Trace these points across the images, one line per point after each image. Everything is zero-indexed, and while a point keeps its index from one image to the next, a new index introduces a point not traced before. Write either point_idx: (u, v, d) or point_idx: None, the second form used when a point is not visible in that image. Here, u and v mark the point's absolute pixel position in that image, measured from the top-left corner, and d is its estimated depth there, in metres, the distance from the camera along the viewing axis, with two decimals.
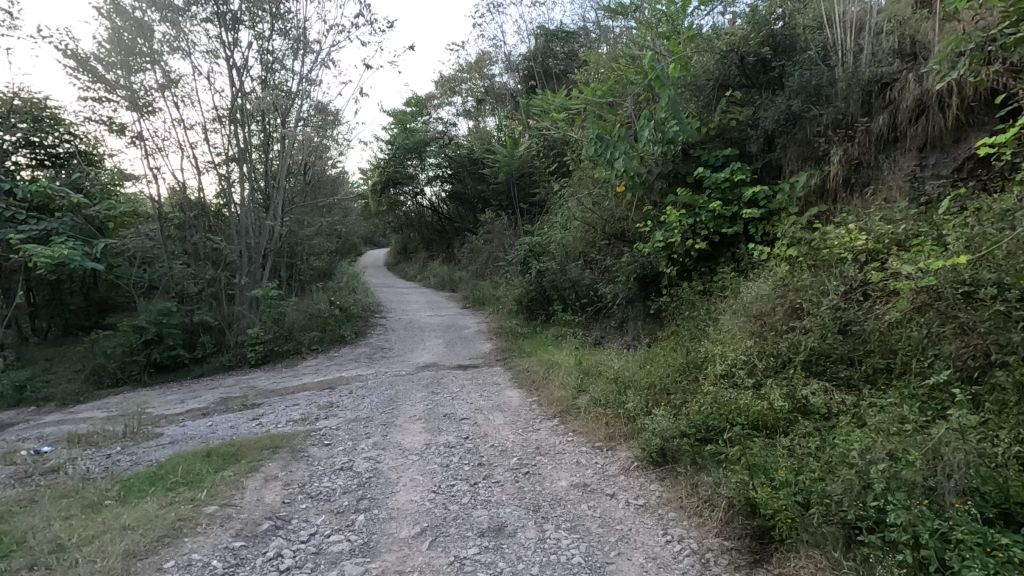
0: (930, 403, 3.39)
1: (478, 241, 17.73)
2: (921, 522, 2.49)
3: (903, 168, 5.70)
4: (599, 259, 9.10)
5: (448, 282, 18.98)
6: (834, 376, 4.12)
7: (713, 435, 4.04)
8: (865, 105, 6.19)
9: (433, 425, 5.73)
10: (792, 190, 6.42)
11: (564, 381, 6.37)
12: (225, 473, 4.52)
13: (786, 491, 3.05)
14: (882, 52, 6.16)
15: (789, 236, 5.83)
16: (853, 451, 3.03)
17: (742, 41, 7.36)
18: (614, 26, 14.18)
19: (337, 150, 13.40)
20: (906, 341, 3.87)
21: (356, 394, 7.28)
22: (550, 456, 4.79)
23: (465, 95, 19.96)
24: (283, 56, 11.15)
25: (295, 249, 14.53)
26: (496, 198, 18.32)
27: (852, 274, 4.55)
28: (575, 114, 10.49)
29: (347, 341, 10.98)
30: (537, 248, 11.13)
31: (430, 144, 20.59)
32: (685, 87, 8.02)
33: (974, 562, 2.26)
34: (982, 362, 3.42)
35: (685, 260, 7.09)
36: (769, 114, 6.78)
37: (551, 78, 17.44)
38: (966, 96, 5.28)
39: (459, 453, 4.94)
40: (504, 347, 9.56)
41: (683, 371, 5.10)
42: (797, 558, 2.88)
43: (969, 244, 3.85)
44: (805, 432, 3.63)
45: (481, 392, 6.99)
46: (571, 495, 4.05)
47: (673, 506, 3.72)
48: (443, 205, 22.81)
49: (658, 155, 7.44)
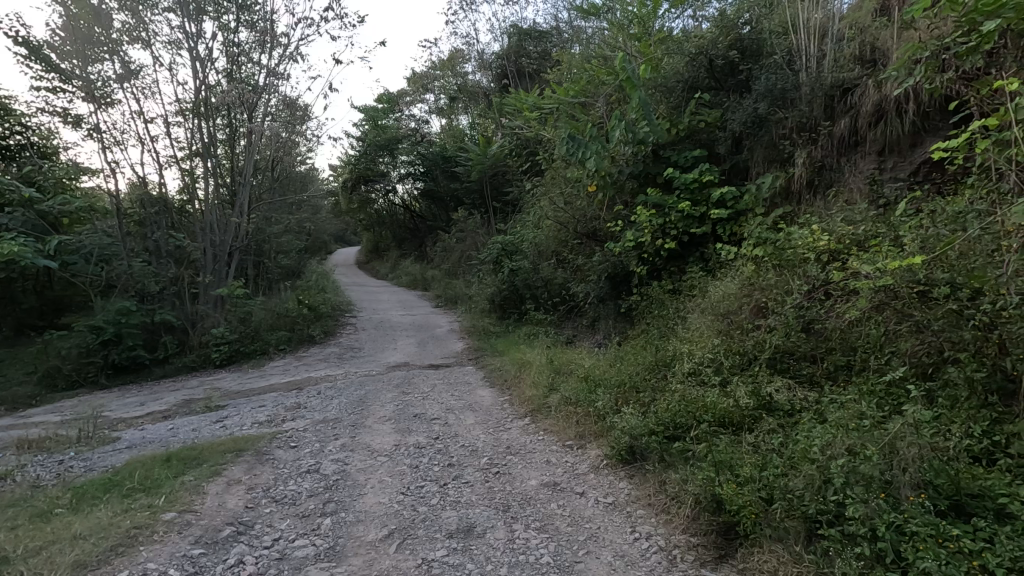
0: (887, 399, 3.49)
1: (450, 240, 17.63)
2: (878, 515, 2.57)
3: (863, 170, 5.88)
4: (571, 259, 9.14)
5: (420, 281, 18.81)
6: (797, 373, 4.23)
7: (680, 432, 4.10)
8: (827, 110, 6.36)
9: (403, 426, 5.66)
10: (758, 191, 6.57)
11: (536, 380, 6.38)
12: (185, 478, 4.37)
13: (751, 488, 3.10)
14: (844, 58, 6.34)
15: (755, 237, 5.95)
16: (814, 447, 3.10)
17: (711, 44, 7.50)
18: (587, 26, 14.27)
19: (306, 146, 13.13)
20: (866, 339, 3.99)
21: (324, 394, 7.15)
22: (520, 456, 4.78)
23: (437, 92, 19.85)
24: (249, 49, 10.86)
25: (262, 246, 14.20)
26: (468, 197, 18.25)
27: (815, 274, 4.65)
28: (547, 114, 10.48)
29: (316, 340, 10.77)
30: (510, 248, 11.11)
31: (402, 141, 20.40)
32: (656, 89, 8.12)
33: (927, 553, 2.33)
34: (936, 359, 3.53)
35: (655, 260, 7.17)
36: (736, 116, 6.92)
37: (523, 76, 17.44)
38: (922, 102, 5.46)
39: (428, 453, 4.89)
40: (476, 346, 9.51)
41: (653, 369, 5.16)
42: (760, 553, 2.93)
43: (924, 245, 3.97)
44: (769, 429, 3.70)
45: (453, 391, 6.94)
46: (541, 494, 4.05)
47: (641, 504, 3.76)
48: (415, 204, 22.59)
49: (629, 154, 7.54)
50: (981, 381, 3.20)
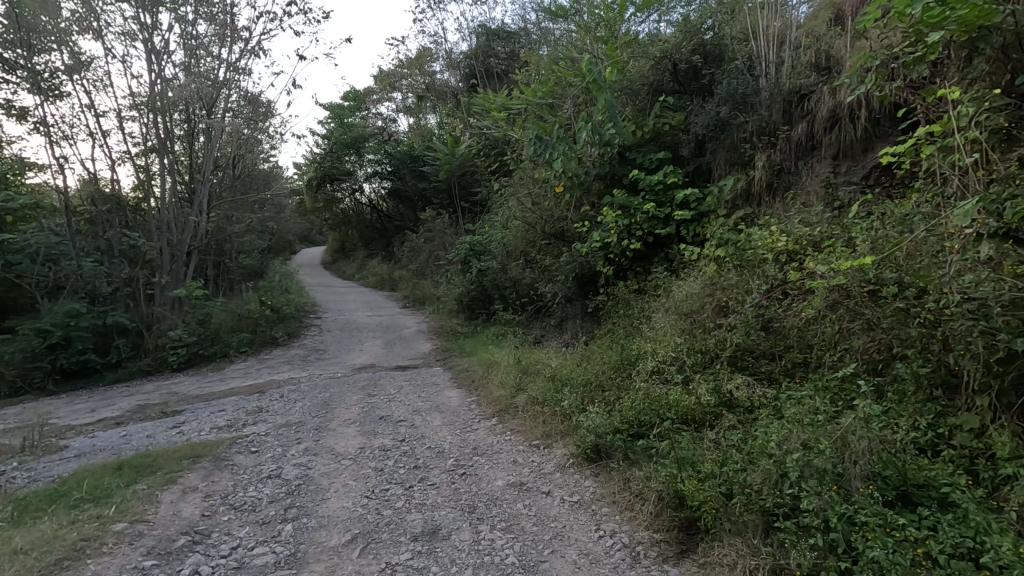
0: (840, 394, 3.61)
1: (418, 240, 17.45)
2: (831, 507, 2.66)
3: (819, 174, 6.07)
4: (539, 259, 9.17)
5: (388, 281, 18.58)
6: (757, 371, 4.35)
7: (644, 430, 4.15)
8: (785, 115, 6.56)
9: (368, 429, 5.57)
10: (720, 193, 6.72)
11: (503, 380, 6.38)
12: (138, 487, 4.20)
13: (711, 483, 3.18)
14: (801, 66, 6.54)
15: (717, 237, 6.08)
16: (771, 442, 3.18)
17: (675, 48, 7.62)
18: (554, 28, 14.33)
19: (269, 143, 12.81)
20: (821, 337, 4.12)
21: (287, 397, 6.98)
22: (487, 456, 4.77)
23: (405, 91, 19.67)
24: (209, 43, 10.53)
25: (223, 246, 13.79)
26: (437, 197, 18.11)
27: (773, 274, 4.79)
28: (516, 114, 10.48)
29: (279, 342, 10.51)
30: (478, 247, 11.07)
31: (369, 139, 20.14)
32: (622, 92, 8.22)
33: (875, 542, 2.43)
34: (886, 355, 3.67)
35: (621, 260, 7.26)
36: (699, 119, 7.07)
37: (492, 76, 17.40)
38: (873, 108, 5.69)
39: (394, 456, 4.82)
40: (444, 347, 9.45)
41: (618, 367, 5.22)
42: (720, 547, 3.00)
43: (875, 246, 4.12)
44: (729, 425, 3.79)
45: (420, 393, 6.87)
46: (507, 494, 4.04)
47: (606, 501, 3.80)
48: (383, 203, 22.30)
49: (595, 156, 7.63)
50: (926, 376, 3.34)
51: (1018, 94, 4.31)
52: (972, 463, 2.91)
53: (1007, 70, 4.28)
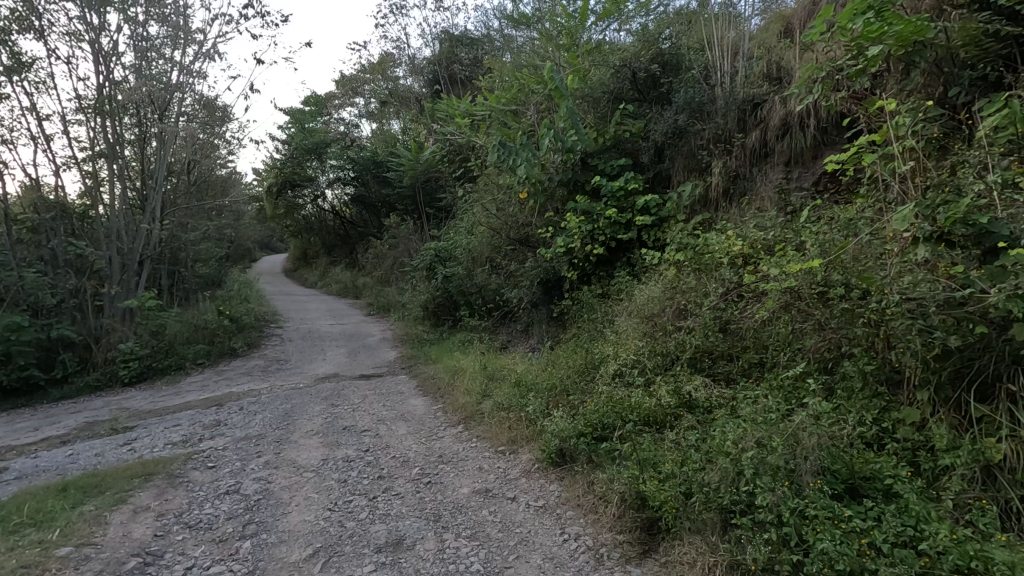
0: (792, 393, 3.74)
1: (383, 247, 17.24)
2: (783, 502, 2.75)
3: (772, 180, 6.29)
4: (504, 264, 9.20)
5: (351, 288, 18.28)
6: (715, 372, 4.48)
7: (607, 432, 4.22)
8: (740, 123, 6.78)
9: (331, 439, 5.47)
10: (679, 199, 6.91)
11: (469, 386, 6.37)
12: (85, 509, 4.02)
13: (671, 483, 3.26)
14: (754, 76, 6.78)
15: (676, 242, 6.23)
16: (728, 441, 3.26)
17: (634, 57, 7.82)
18: (517, 35, 14.42)
19: (226, 148, 12.47)
20: (776, 337, 4.27)
21: (247, 410, 6.78)
22: (452, 464, 4.74)
23: (368, 96, 19.51)
24: (161, 45, 10.19)
25: (178, 254, 13.29)
26: (401, 202, 17.96)
27: (729, 278, 4.94)
28: (479, 120, 10.51)
29: (238, 353, 10.21)
30: (443, 253, 11.01)
31: (331, 144, 19.84)
32: (583, 99, 8.35)
33: (825, 535, 2.53)
34: (835, 354, 3.82)
35: (585, 265, 7.35)
36: (658, 127, 7.26)
37: (455, 82, 17.39)
38: (821, 118, 5.93)
39: (358, 466, 4.75)
40: (410, 355, 9.35)
41: (582, 371, 5.30)
42: (681, 545, 3.08)
43: (823, 249, 4.29)
44: (689, 425, 3.88)
45: (384, 401, 6.77)
46: (472, 502, 4.03)
47: (571, 505, 3.83)
48: (346, 209, 21.95)
49: (558, 162, 7.73)
50: (872, 372, 3.49)
51: (951, 106, 4.56)
52: (914, 455, 3.07)
53: (940, 83, 4.56)
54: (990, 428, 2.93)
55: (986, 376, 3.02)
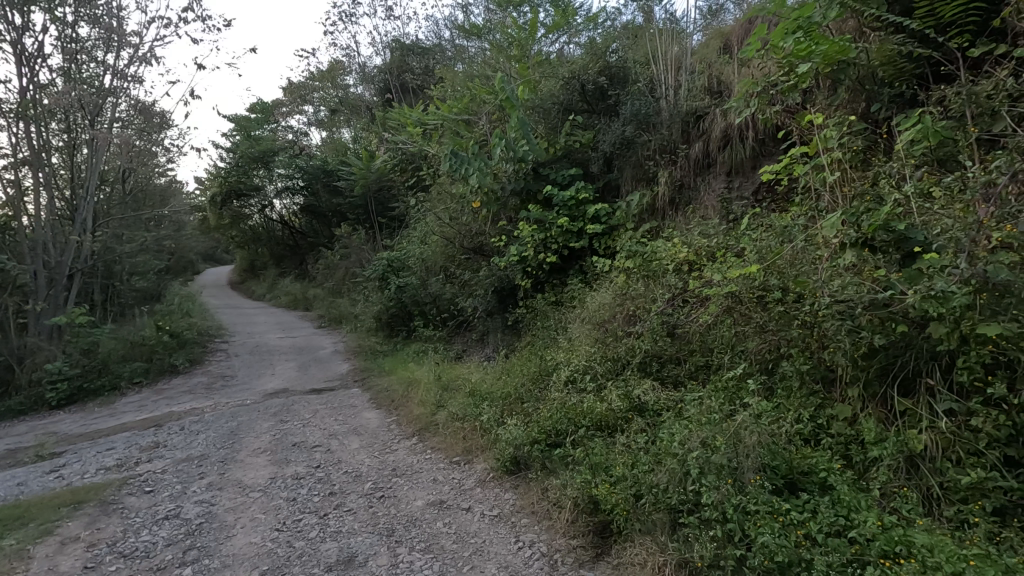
0: (735, 394, 3.90)
1: (334, 257, 16.83)
2: (727, 500, 2.85)
3: (715, 189, 6.55)
4: (459, 274, 9.17)
5: (302, 300, 17.76)
6: (664, 375, 4.61)
7: (561, 438, 4.27)
8: (684, 134, 7.05)
9: (280, 457, 5.29)
10: (628, 208, 7.10)
11: (424, 398, 6.29)
12: (5, 543, 3.78)
13: (622, 486, 3.34)
14: (696, 89, 7.04)
15: (626, 250, 6.39)
16: (675, 442, 3.36)
17: (583, 70, 8.02)
18: (468, 46, 14.50)
19: (165, 156, 11.93)
20: (720, 340, 4.43)
21: (188, 430, 6.46)
22: (406, 477, 4.67)
23: (317, 104, 19.33)
24: (92, 47, 9.69)
25: (112, 267, 12.56)
26: (353, 211, 17.60)
27: (674, 284, 5.12)
28: (432, 129, 10.48)
29: (179, 371, 9.72)
30: (396, 263, 10.83)
31: (279, 153, 19.26)
32: (534, 110, 8.47)
33: (765, 529, 2.64)
34: (775, 355, 3.96)
35: (538, 273, 7.42)
36: (607, 138, 7.45)
37: (407, 91, 17.29)
38: (758, 130, 6.23)
39: (308, 484, 4.61)
40: (362, 367, 9.15)
41: (536, 379, 5.34)
42: (633, 547, 3.14)
43: (761, 255, 4.49)
44: (638, 429, 3.97)
45: (336, 416, 6.60)
46: (427, 514, 3.98)
47: (526, 512, 3.84)
48: (295, 219, 21.34)
49: (510, 172, 7.80)
50: (808, 372, 3.65)
51: (873, 121, 4.89)
52: (847, 449, 3.25)
53: (863, 100, 4.90)
54: (912, 420, 3.13)
55: (908, 372, 3.23)
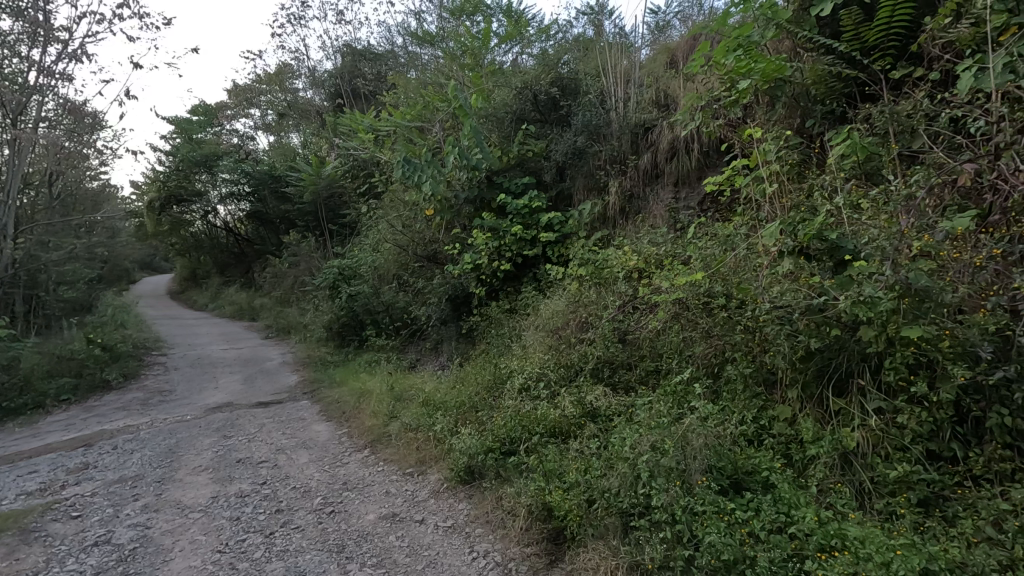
0: (682, 397, 4.01)
1: (282, 265, 16.30)
2: (676, 502, 2.93)
3: (663, 200, 6.75)
4: (412, 282, 9.06)
5: (247, 309, 17.10)
6: (616, 381, 4.70)
7: (514, 446, 4.29)
8: (633, 145, 7.25)
9: (223, 474, 5.05)
10: (580, 216, 7.22)
11: (376, 409, 6.16)
12: None
13: (575, 492, 3.38)
14: (644, 102, 7.25)
15: (579, 258, 6.48)
16: (627, 447, 3.43)
17: (535, 80, 8.18)
18: (421, 53, 14.41)
19: (97, 158, 11.26)
20: (668, 346, 4.55)
21: (121, 449, 6.08)
22: (357, 490, 4.55)
23: (264, 107, 18.92)
24: (15, 42, 9.06)
25: (37, 277, 11.72)
26: (302, 219, 17.11)
27: (625, 291, 5.25)
28: (384, 136, 10.32)
29: (111, 386, 9.14)
30: (347, 271, 10.43)
31: (222, 157, 18.37)
32: (486, 119, 8.45)
33: (712, 528, 2.73)
34: (720, 360, 4.10)
35: (492, 281, 7.43)
36: (560, 147, 7.58)
37: (358, 97, 16.99)
38: (702, 143, 6.46)
39: (253, 501, 4.42)
40: (312, 378, 8.87)
41: (490, 387, 5.33)
42: (586, 552, 3.17)
43: (705, 263, 4.65)
44: (591, 434, 4.02)
45: (284, 429, 6.37)
46: (378, 528, 3.89)
47: (480, 522, 3.81)
48: (240, 225, 20.57)
49: (464, 179, 7.80)
50: (751, 375, 3.79)
51: (808, 135, 5.15)
52: (788, 448, 3.39)
53: (798, 115, 5.16)
54: (846, 419, 3.30)
55: (841, 373, 3.41)
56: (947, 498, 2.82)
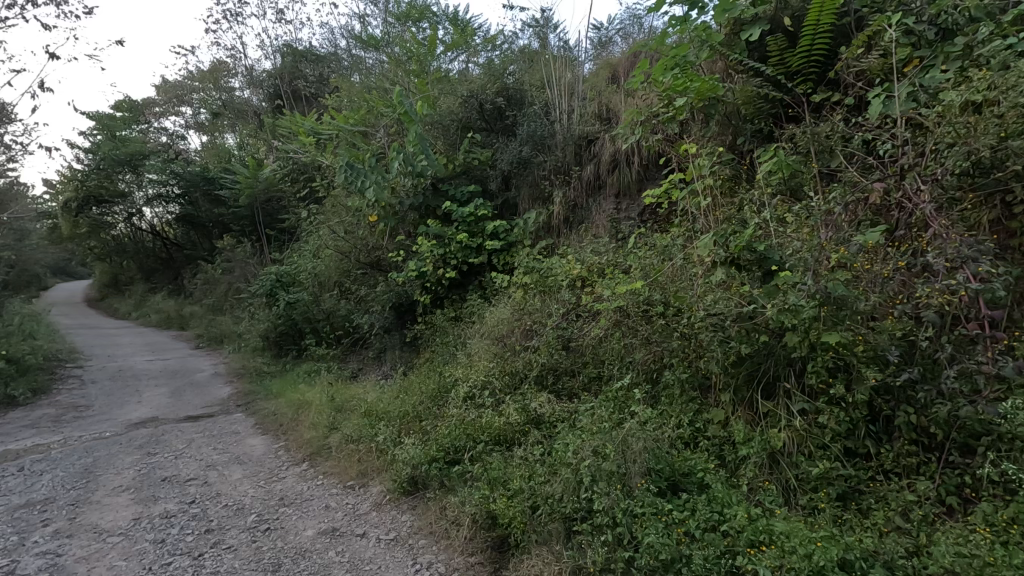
0: (622, 403, 4.12)
1: (215, 271, 15.51)
2: (617, 505, 3.01)
3: (606, 210, 6.93)
4: (355, 289, 8.86)
5: (176, 318, 16.15)
6: (560, 388, 4.77)
7: (459, 455, 4.27)
8: (577, 157, 7.42)
9: (146, 494, 4.73)
10: (525, 225, 7.31)
11: (316, 420, 5.96)
12: None
13: (519, 499, 3.41)
14: (588, 115, 7.44)
15: (524, 266, 6.55)
16: (570, 452, 3.49)
17: (481, 89, 8.17)
18: (365, 57, 14.11)
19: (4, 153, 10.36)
20: (610, 353, 4.66)
21: (29, 470, 5.58)
22: (295, 506, 4.38)
23: (197, 105, 18.08)
24: None
25: None
26: (237, 223, 16.36)
27: (568, 299, 5.36)
28: (326, 140, 10.04)
29: (17, 402, 8.36)
30: (286, 278, 10.05)
31: (149, 156, 17.26)
32: (432, 125, 8.47)
33: (651, 529, 2.83)
34: (659, 366, 4.24)
35: (437, 288, 7.38)
36: (505, 157, 7.65)
37: (299, 99, 16.48)
38: (643, 156, 6.70)
39: (180, 521, 4.17)
40: (247, 390, 8.47)
41: (434, 396, 5.28)
42: (530, 558, 3.19)
43: (644, 272, 4.81)
44: (535, 441, 4.06)
45: (215, 444, 6.05)
46: (317, 544, 3.76)
47: (423, 533, 3.76)
48: (169, 229, 19.44)
49: (408, 186, 7.74)
50: (687, 379, 3.94)
51: (739, 152, 5.45)
52: (721, 449, 3.56)
53: (730, 133, 5.44)
54: (773, 420, 3.50)
55: (769, 377, 3.60)
56: (862, 491, 3.05)
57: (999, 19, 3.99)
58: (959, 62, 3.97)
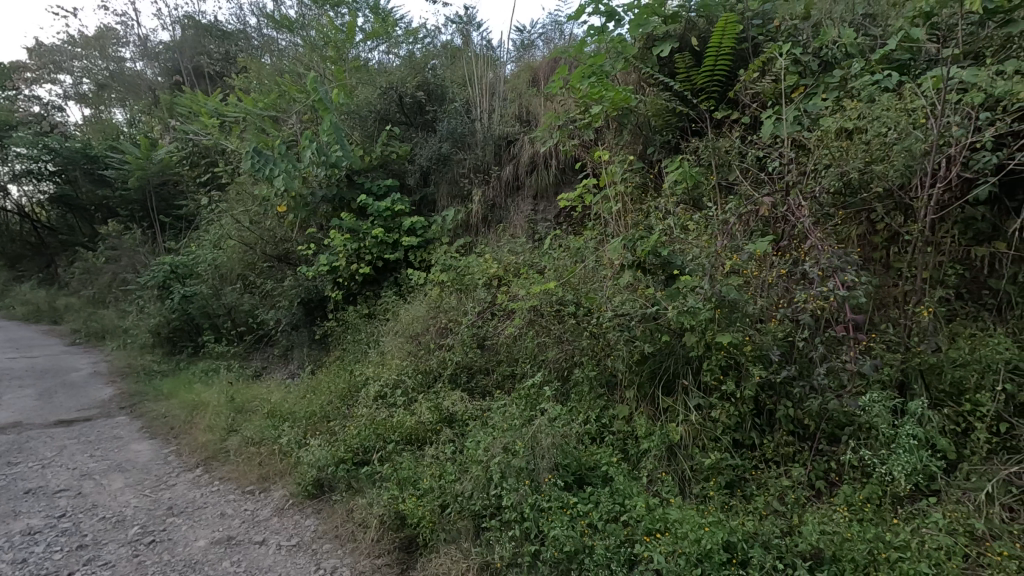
0: (532, 400, 4.19)
1: (96, 260, 13.98)
2: (524, 501, 3.09)
3: (523, 211, 7.05)
4: (260, 283, 8.37)
5: (47, 311, 14.38)
6: (473, 386, 4.79)
7: (368, 455, 4.18)
8: (496, 156, 7.47)
9: (4, 509, 4.19)
10: (443, 223, 7.27)
11: (212, 422, 5.56)
12: None
13: (428, 498, 3.41)
14: (508, 115, 7.52)
15: (441, 264, 6.51)
16: (480, 450, 3.53)
17: (401, 81, 8.03)
18: (279, 38, 13.34)
19: None
20: (524, 351, 4.73)
21: None
22: (186, 514, 4.07)
23: (79, 74, 16.27)
24: None
25: None
26: (125, 208, 14.84)
27: (483, 298, 5.41)
28: (232, 122, 9.40)
29: None
30: (182, 269, 9.27)
31: (17, 127, 15.30)
32: (348, 116, 8.20)
33: (557, 522, 2.92)
34: (569, 365, 4.35)
35: (350, 284, 7.14)
36: (424, 152, 7.56)
37: (202, 77, 15.27)
38: (560, 160, 6.87)
39: (47, 538, 3.74)
40: (132, 391, 7.73)
41: (344, 395, 5.12)
42: (439, 556, 3.19)
43: (558, 273, 4.94)
44: (445, 440, 4.05)
45: (92, 451, 5.46)
46: (210, 555, 3.51)
47: (328, 537, 3.63)
48: (41, 211, 17.32)
49: (321, 177, 7.42)
50: (595, 377, 4.08)
51: (649, 160, 5.74)
52: (625, 443, 3.73)
53: (640, 142, 5.74)
54: (671, 415, 3.72)
55: (669, 374, 3.82)
56: (745, 479, 3.33)
57: (869, 56, 4.52)
58: (837, 92, 4.45)
